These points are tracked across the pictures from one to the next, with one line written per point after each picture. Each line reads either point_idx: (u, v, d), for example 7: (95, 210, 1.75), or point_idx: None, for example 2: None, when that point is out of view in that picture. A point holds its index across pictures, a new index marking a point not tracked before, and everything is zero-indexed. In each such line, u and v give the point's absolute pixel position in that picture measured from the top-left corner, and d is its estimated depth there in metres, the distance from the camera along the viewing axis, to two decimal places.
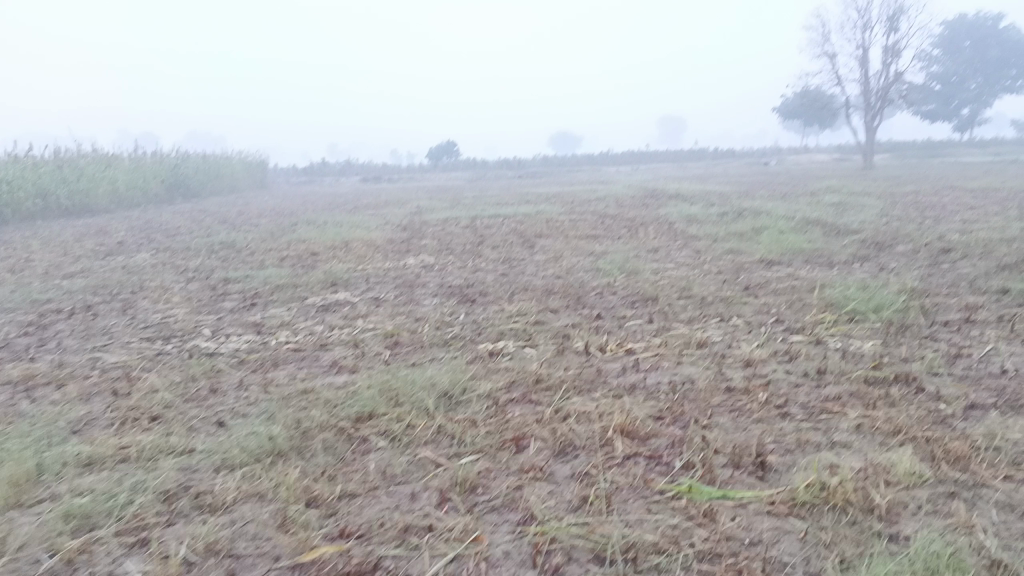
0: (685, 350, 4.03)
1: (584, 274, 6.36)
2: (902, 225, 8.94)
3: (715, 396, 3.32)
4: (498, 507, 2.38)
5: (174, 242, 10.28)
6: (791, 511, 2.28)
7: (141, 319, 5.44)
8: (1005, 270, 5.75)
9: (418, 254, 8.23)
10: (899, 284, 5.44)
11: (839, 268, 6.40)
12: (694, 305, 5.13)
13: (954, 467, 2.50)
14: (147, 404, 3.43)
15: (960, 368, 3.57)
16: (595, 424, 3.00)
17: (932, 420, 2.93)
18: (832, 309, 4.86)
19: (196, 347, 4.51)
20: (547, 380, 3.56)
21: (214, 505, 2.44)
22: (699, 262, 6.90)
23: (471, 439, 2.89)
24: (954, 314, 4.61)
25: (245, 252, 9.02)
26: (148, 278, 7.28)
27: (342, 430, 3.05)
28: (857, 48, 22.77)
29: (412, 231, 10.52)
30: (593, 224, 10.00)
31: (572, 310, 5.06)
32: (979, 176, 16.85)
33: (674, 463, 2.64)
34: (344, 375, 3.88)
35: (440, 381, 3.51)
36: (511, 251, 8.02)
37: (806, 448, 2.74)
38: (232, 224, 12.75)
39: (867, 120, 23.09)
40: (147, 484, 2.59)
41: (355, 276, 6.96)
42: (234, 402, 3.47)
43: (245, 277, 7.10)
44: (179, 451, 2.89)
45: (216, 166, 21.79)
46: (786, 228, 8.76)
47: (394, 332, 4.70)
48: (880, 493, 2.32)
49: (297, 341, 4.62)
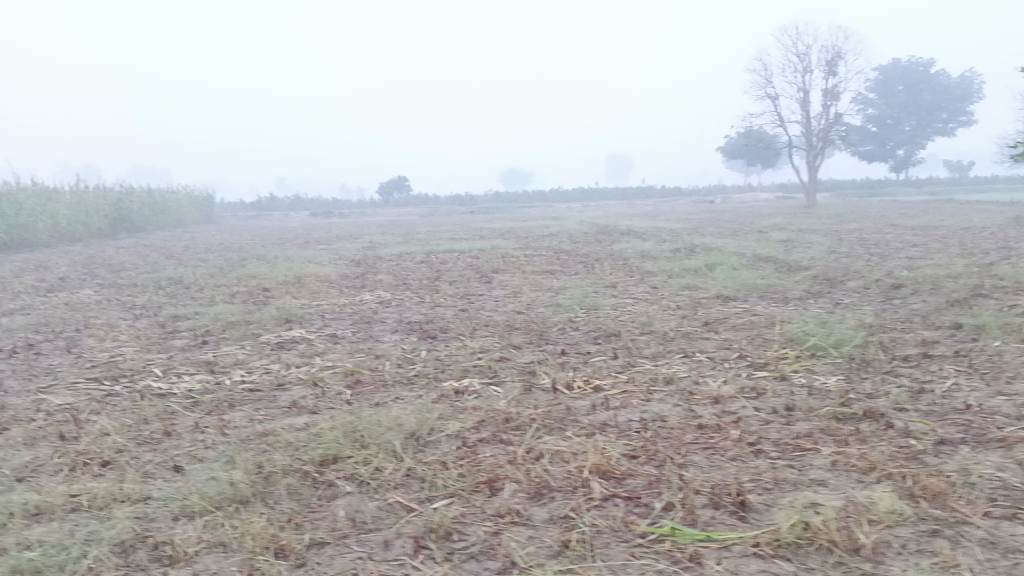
0: (653, 386, 4.00)
1: (544, 310, 6.32)
2: (851, 261, 9.13)
3: (688, 434, 3.28)
4: (477, 555, 2.29)
5: (119, 278, 9.98)
6: (776, 553, 2.24)
7: (87, 357, 5.23)
8: (956, 306, 5.88)
9: (373, 289, 8.12)
10: (856, 320, 5.51)
11: (795, 304, 6.48)
12: (656, 341, 5.12)
13: (933, 504, 2.49)
14: (97, 449, 3.26)
15: (925, 403, 3.60)
16: (569, 464, 2.93)
17: (905, 457, 2.94)
18: (792, 344, 4.90)
19: (147, 387, 4.33)
20: (517, 418, 3.48)
21: (175, 557, 2.31)
22: (657, 298, 6.92)
23: (443, 482, 2.80)
24: (912, 349, 4.67)
25: (194, 288, 8.79)
26: (92, 315, 7.02)
27: (306, 474, 2.92)
28: (799, 91, 23.47)
29: (366, 266, 10.39)
30: (548, 260, 10.02)
31: (535, 346, 5.01)
32: (917, 214, 17.39)
33: (654, 504, 2.59)
34: (304, 416, 3.76)
35: (407, 421, 3.41)
36: (469, 286, 7.96)
37: (784, 487, 2.71)
38: (178, 259, 12.45)
39: (810, 160, 23.71)
40: (101, 534, 2.44)
41: (311, 312, 6.82)
42: (190, 446, 3.32)
43: (196, 313, 6.92)
44: (134, 499, 2.74)
45: (161, 200, 21.36)
46: (739, 264, 8.87)
47: (354, 370, 4.58)
48: (864, 533, 2.30)
49: (253, 381, 4.47)
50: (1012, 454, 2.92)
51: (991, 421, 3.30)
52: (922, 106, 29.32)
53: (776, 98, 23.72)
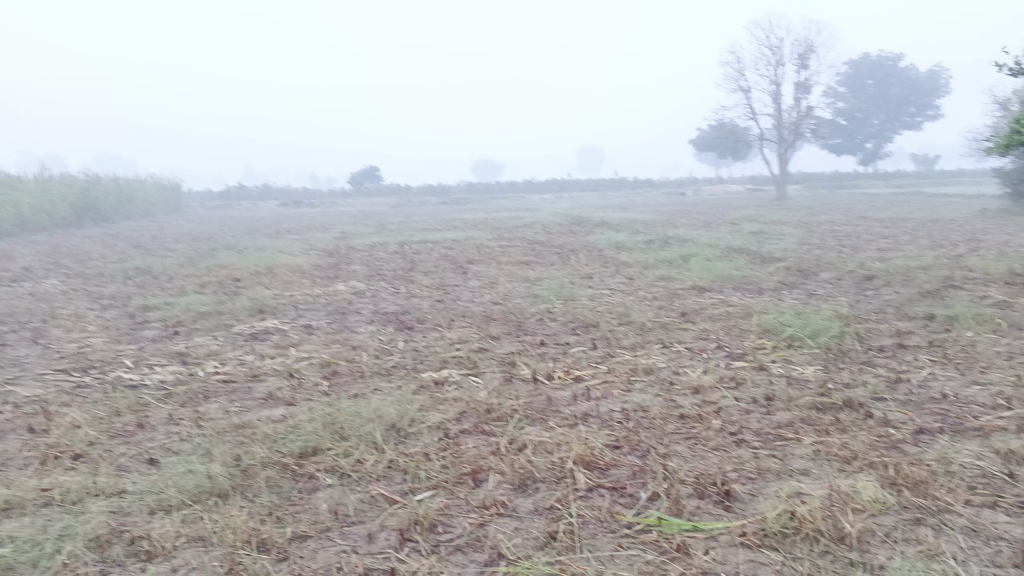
0: (633, 377, 3.99)
1: (521, 301, 6.29)
2: (824, 252, 9.21)
3: (670, 424, 3.28)
4: (463, 547, 2.26)
5: (86, 268, 9.79)
6: (763, 542, 2.24)
7: (54, 348, 5.11)
8: (928, 297, 5.94)
9: (347, 280, 8.03)
10: (832, 311, 5.55)
11: (770, 295, 6.52)
12: (635, 332, 5.11)
13: (915, 492, 2.51)
14: (68, 442, 3.18)
15: (902, 393, 3.63)
16: (553, 455, 2.92)
17: (886, 446, 2.96)
18: (770, 335, 4.92)
19: (119, 378, 4.24)
20: (498, 409, 3.45)
21: (153, 552, 2.25)
22: (633, 289, 6.93)
23: (426, 473, 2.77)
24: (887, 340, 4.72)
25: (164, 278, 8.64)
26: (59, 305, 6.88)
27: (286, 466, 2.88)
28: (770, 83, 23.62)
29: (339, 257, 10.30)
30: (523, 251, 9.99)
31: (514, 337, 4.98)
32: (885, 207, 17.62)
33: (639, 494, 2.58)
34: (281, 408, 3.70)
35: (387, 412, 3.37)
36: (444, 277, 7.91)
37: (767, 476, 2.71)
38: (147, 249, 12.25)
39: (780, 152, 23.87)
40: (75, 529, 2.37)
41: (284, 303, 6.73)
42: (165, 439, 3.25)
43: (166, 304, 6.79)
44: (108, 493, 2.67)
45: (128, 189, 20.98)
46: (713, 255, 8.91)
47: (331, 361, 4.52)
48: (849, 521, 2.30)
49: (227, 372, 4.39)
50: (990, 442, 2.95)
51: (968, 410, 3.34)
52: (891, 100, 29.69)
53: (748, 91, 23.86)
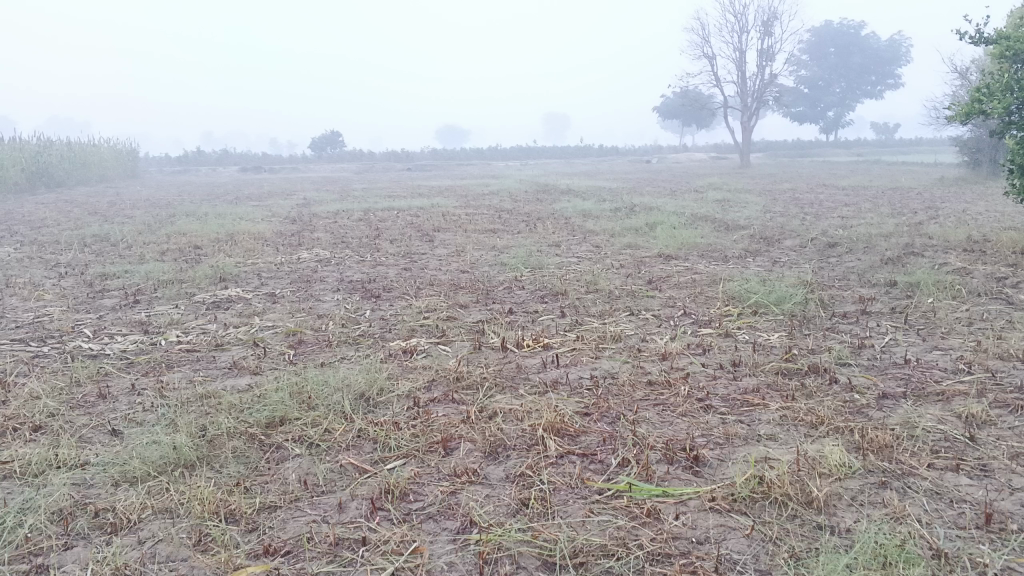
0: (601, 344, 4.00)
1: (488, 269, 6.26)
2: (787, 220, 9.30)
3: (638, 390, 3.29)
4: (434, 515, 2.25)
5: (41, 235, 9.54)
6: (732, 507, 2.26)
7: (10, 318, 4.98)
8: (889, 264, 6.03)
9: (312, 248, 7.93)
10: (796, 278, 5.61)
11: (734, 262, 6.57)
12: (602, 299, 5.12)
13: (880, 456, 2.55)
14: (27, 413, 3.10)
15: (865, 358, 3.69)
16: (523, 423, 2.92)
17: (851, 411, 3.00)
18: (736, 302, 4.96)
19: (78, 348, 4.15)
20: (467, 377, 3.44)
21: (117, 524, 2.21)
22: (600, 256, 6.93)
23: (396, 442, 2.75)
24: (850, 306, 4.78)
25: (122, 245, 8.46)
26: (14, 273, 6.70)
27: (252, 436, 2.84)
28: (735, 51, 23.62)
29: (302, 224, 10.15)
30: (489, 219, 9.94)
31: (482, 305, 4.96)
32: (846, 175, 17.84)
33: (609, 461, 2.59)
34: (247, 377, 3.65)
35: (355, 381, 3.34)
36: (411, 244, 7.85)
37: (735, 442, 2.74)
38: (103, 215, 11.97)
39: (744, 120, 23.95)
40: (37, 502, 2.31)
41: (247, 271, 6.61)
42: (127, 409, 3.19)
43: (125, 271, 6.64)
44: (70, 465, 2.62)
45: (82, 153, 20.44)
46: (678, 223, 8.95)
47: (296, 330, 4.46)
48: (816, 486, 2.34)
49: (190, 341, 4.32)
50: (951, 407, 3.01)
51: (930, 375, 3.40)
52: (852, 69, 29.95)
53: (712, 57, 23.83)
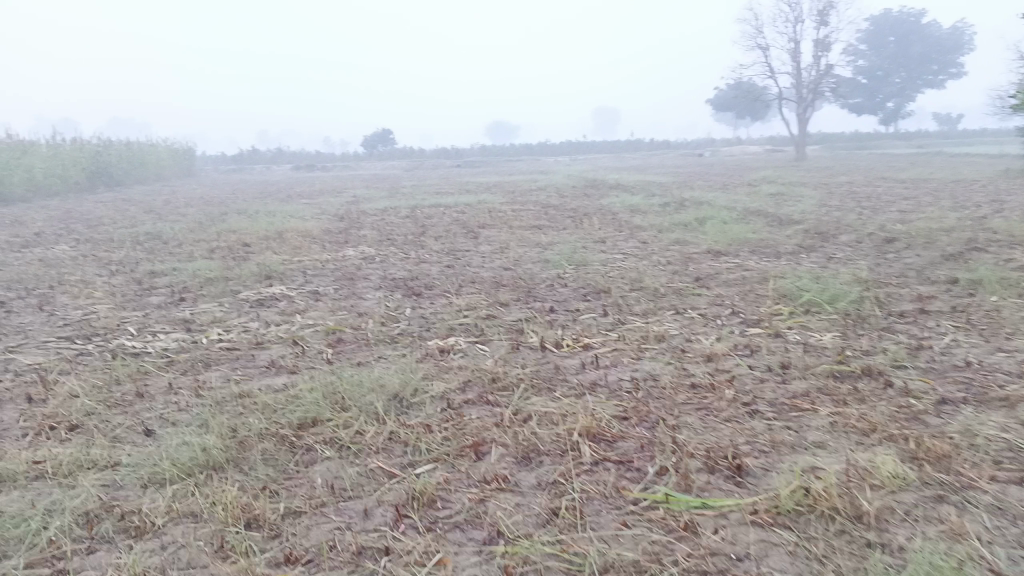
0: (644, 345, 3.88)
1: (531, 266, 6.17)
2: (843, 215, 9.03)
3: (680, 394, 3.17)
4: (461, 524, 2.17)
5: (98, 233, 9.74)
6: (775, 521, 2.13)
7: (60, 316, 5.05)
8: (951, 260, 5.77)
9: (357, 245, 7.93)
10: (851, 275, 5.39)
11: (787, 258, 6.36)
12: (647, 297, 4.99)
13: (937, 467, 2.40)
14: (66, 412, 3.11)
15: (923, 360, 3.50)
16: (559, 427, 2.82)
17: (907, 417, 2.84)
18: (786, 300, 4.78)
19: (121, 347, 4.17)
20: (503, 379, 3.35)
21: (142, 528, 2.18)
22: (646, 253, 6.79)
23: (426, 446, 2.68)
24: (907, 305, 4.57)
25: (174, 243, 8.58)
26: (68, 271, 6.82)
27: (283, 438, 2.80)
28: (789, 41, 23.06)
29: (350, 221, 10.18)
30: (536, 215, 9.85)
31: (523, 303, 4.87)
32: (905, 167, 17.30)
33: (647, 469, 2.48)
34: (284, 376, 3.62)
35: (389, 382, 3.28)
36: (455, 241, 7.80)
37: (782, 450, 2.60)
38: (158, 214, 12.19)
39: (799, 112, 23.38)
40: (64, 504, 2.29)
41: (292, 269, 6.63)
42: (163, 409, 3.18)
43: (174, 269, 6.72)
44: (101, 465, 2.60)
45: (141, 152, 20.91)
46: (729, 218, 8.74)
47: (335, 328, 4.43)
48: (867, 499, 2.19)
49: (231, 340, 4.31)
50: (1016, 414, 2.82)
51: (993, 379, 3.21)
52: (912, 58, 29.05)
53: (766, 48, 23.30)
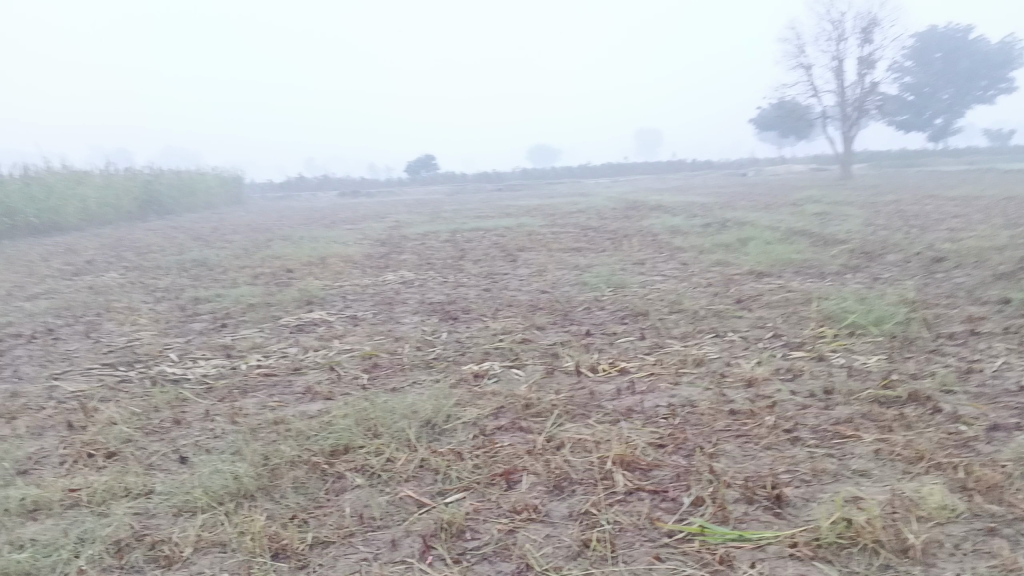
0: (682, 369, 3.81)
1: (569, 289, 6.12)
2: (890, 234, 8.83)
3: (718, 420, 3.09)
4: (490, 556, 2.13)
5: (146, 261, 9.94)
6: (815, 554, 2.05)
7: (105, 343, 5.13)
8: (1003, 279, 5.58)
9: (397, 269, 7.97)
10: (897, 295, 5.25)
11: (831, 279, 6.23)
12: (686, 320, 4.91)
13: (988, 498, 2.29)
14: (104, 439, 3.14)
15: (973, 385, 3.37)
16: (592, 454, 2.77)
17: (956, 445, 2.72)
18: (830, 322, 4.66)
19: (161, 373, 4.22)
20: (537, 404, 3.31)
21: (170, 558, 2.18)
22: (687, 274, 6.70)
23: (457, 474, 2.65)
24: (957, 326, 4.42)
25: (219, 270, 8.72)
26: (115, 298, 6.96)
27: (315, 466, 2.79)
28: (833, 59, 22.79)
29: (391, 246, 10.26)
30: (575, 237, 9.80)
31: (559, 327, 4.83)
32: (956, 185, 16.91)
33: (682, 499, 2.41)
34: (319, 402, 3.62)
35: (422, 408, 3.26)
36: (494, 265, 7.80)
37: (823, 479, 2.51)
38: (204, 241, 12.42)
39: (844, 130, 23.04)
40: (96, 533, 2.31)
41: (332, 294, 6.68)
42: (199, 435, 3.20)
43: (216, 295, 6.82)
44: (135, 493, 2.62)
45: (190, 181, 21.39)
46: (772, 238, 8.60)
47: (372, 353, 4.43)
48: (912, 531, 2.10)
49: (269, 366, 4.34)
50: None
51: None
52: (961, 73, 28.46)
53: (809, 67, 23.05)
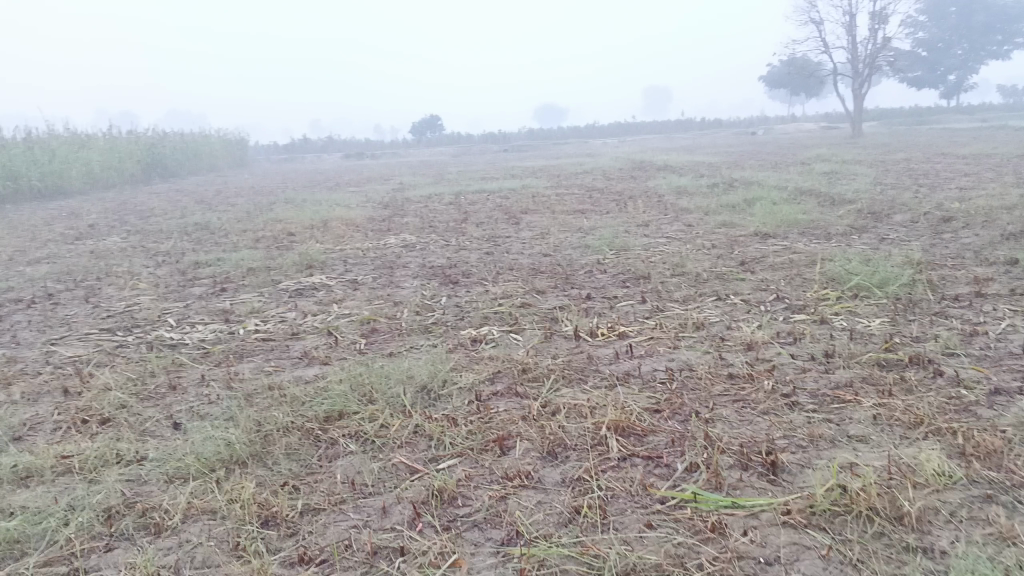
0: (682, 333, 3.76)
1: (571, 252, 6.06)
2: (898, 193, 8.72)
3: (717, 385, 3.06)
4: (480, 523, 2.11)
5: (149, 224, 9.91)
6: (809, 522, 2.02)
7: (104, 308, 5.11)
8: (1011, 239, 5.51)
9: (399, 232, 7.93)
10: (903, 257, 5.18)
11: (837, 240, 6.15)
12: (688, 283, 4.85)
13: (986, 464, 2.26)
14: (98, 405, 3.13)
15: (977, 348, 3.32)
16: (587, 420, 2.74)
17: (956, 409, 2.69)
18: (833, 285, 4.60)
19: (159, 338, 4.20)
20: (534, 369, 3.28)
21: (160, 525, 2.17)
22: (691, 236, 6.63)
23: (451, 441, 2.63)
24: (962, 288, 4.36)
25: (221, 233, 8.69)
26: (117, 263, 6.93)
27: (308, 432, 2.77)
28: (844, 14, 22.40)
29: (394, 209, 10.19)
30: (579, 198, 9.72)
31: (560, 291, 4.78)
32: (968, 142, 16.65)
33: (676, 465, 2.38)
34: (316, 367, 3.60)
35: (417, 373, 3.23)
36: (496, 227, 7.74)
37: (820, 445, 2.48)
38: (208, 204, 12.37)
39: (855, 88, 22.71)
40: (86, 501, 2.30)
41: (333, 257, 6.64)
42: (194, 401, 3.19)
43: (217, 259, 6.79)
44: (127, 459, 2.61)
45: (195, 143, 21.27)
46: (778, 198, 8.50)
47: (370, 318, 4.40)
48: (908, 498, 2.07)
49: (267, 330, 4.31)
50: None
51: None
52: (975, 28, 27.84)
53: (820, 22, 22.66)
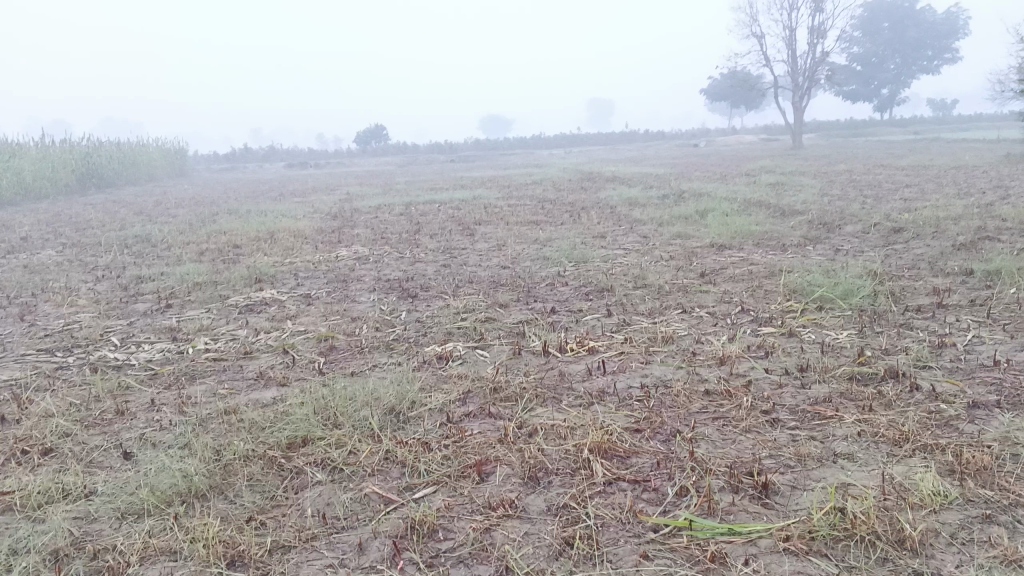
0: (652, 347, 3.69)
1: (530, 264, 5.96)
2: (845, 204, 8.85)
3: (695, 401, 2.98)
4: (466, 559, 1.98)
5: (85, 237, 9.49)
6: (811, 548, 1.94)
7: (40, 326, 4.82)
8: (962, 250, 5.60)
9: (350, 244, 7.72)
10: (861, 267, 5.20)
11: (793, 251, 6.18)
12: (651, 296, 4.79)
13: (979, 481, 2.21)
14: (39, 434, 2.91)
15: (948, 360, 3.31)
16: (566, 442, 2.63)
17: (937, 424, 2.65)
18: (797, 296, 4.58)
19: (101, 359, 3.96)
20: (506, 388, 3.16)
21: (115, 568, 1.99)
22: (648, 248, 6.61)
23: (425, 467, 2.49)
24: (924, 299, 4.38)
25: (163, 246, 8.36)
26: (52, 278, 6.58)
27: (271, 459, 2.60)
28: (784, 29, 22.88)
29: (342, 220, 9.98)
30: (533, 210, 9.65)
31: (523, 304, 4.68)
32: (906, 155, 17.11)
33: (665, 489, 2.28)
34: (273, 389, 3.42)
35: (384, 395, 3.08)
36: (451, 239, 7.59)
37: (809, 464, 2.41)
38: (148, 215, 11.96)
39: (795, 100, 23.14)
40: (31, 543, 2.11)
41: (283, 271, 6.41)
42: (144, 427, 2.99)
43: (161, 274, 6.51)
44: (74, 494, 2.41)
45: (131, 153, 20.60)
46: (730, 209, 8.56)
47: (328, 335, 4.22)
48: (909, 521, 2.01)
49: (218, 350, 4.10)
50: None
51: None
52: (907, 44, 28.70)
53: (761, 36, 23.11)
